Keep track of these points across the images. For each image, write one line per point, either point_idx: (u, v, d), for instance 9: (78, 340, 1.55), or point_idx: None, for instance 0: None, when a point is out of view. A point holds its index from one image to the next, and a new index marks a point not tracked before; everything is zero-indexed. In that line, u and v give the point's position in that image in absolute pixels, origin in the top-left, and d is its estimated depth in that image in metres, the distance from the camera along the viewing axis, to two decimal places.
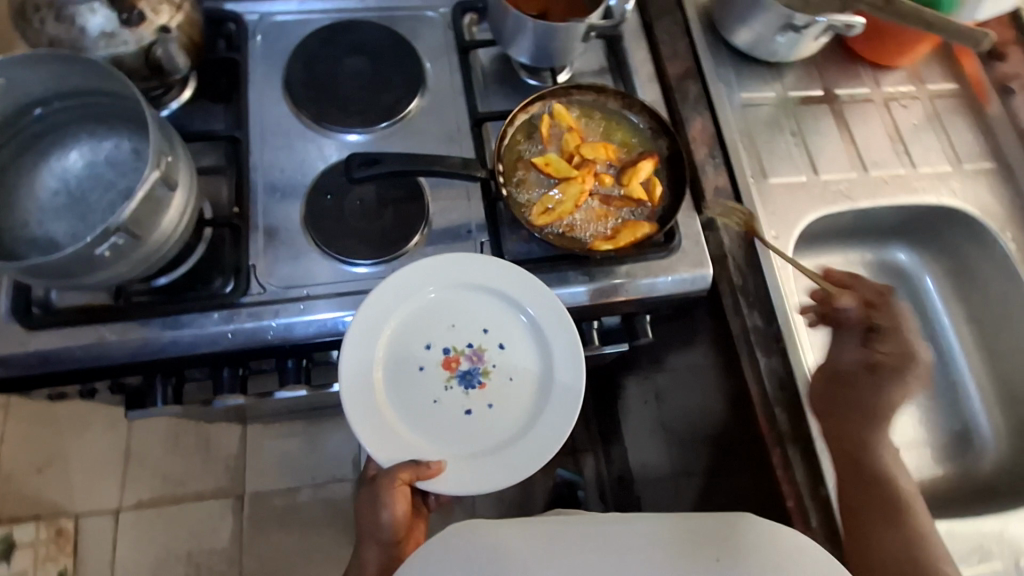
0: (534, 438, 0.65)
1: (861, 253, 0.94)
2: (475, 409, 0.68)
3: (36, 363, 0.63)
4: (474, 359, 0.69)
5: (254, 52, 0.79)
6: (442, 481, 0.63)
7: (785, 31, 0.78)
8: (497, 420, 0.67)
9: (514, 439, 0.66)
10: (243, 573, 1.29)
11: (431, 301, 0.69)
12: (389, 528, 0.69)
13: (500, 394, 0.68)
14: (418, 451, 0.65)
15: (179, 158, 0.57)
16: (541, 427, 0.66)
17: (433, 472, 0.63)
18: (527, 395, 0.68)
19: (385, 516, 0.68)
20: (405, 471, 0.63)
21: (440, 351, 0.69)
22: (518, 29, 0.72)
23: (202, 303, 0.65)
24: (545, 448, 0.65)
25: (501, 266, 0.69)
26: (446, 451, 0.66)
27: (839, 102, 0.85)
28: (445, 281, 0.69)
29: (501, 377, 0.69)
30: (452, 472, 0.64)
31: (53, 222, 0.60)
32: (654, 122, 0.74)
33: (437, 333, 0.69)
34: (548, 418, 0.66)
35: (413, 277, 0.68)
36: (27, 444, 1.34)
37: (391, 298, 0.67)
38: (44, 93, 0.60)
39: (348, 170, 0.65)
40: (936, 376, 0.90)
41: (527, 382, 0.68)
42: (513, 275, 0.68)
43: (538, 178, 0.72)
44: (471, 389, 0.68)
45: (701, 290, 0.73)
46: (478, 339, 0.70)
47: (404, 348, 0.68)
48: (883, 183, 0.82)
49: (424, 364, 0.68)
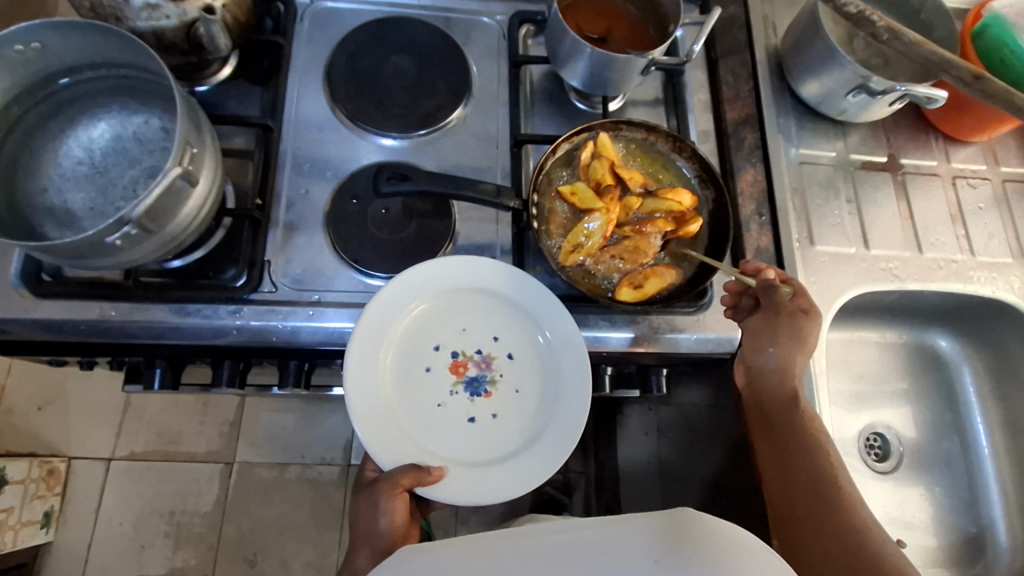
0: (540, 450, 0.62)
1: (898, 331, 0.91)
2: (479, 417, 0.64)
3: (36, 330, 0.61)
4: (483, 366, 0.66)
5: (301, 36, 0.76)
6: (444, 489, 0.60)
7: (858, 92, 0.72)
8: (501, 432, 0.64)
9: (518, 451, 0.63)
10: (222, 541, 1.29)
11: (445, 302, 0.67)
12: (385, 533, 0.67)
13: (507, 405, 0.65)
14: (419, 455, 0.62)
15: (204, 148, 0.55)
16: (548, 440, 0.62)
17: (434, 479, 0.59)
18: (534, 406, 0.65)
19: (382, 520, 0.66)
20: (405, 476, 0.59)
21: (449, 353, 0.66)
22: (574, 53, 0.68)
23: (211, 294, 0.63)
24: (549, 462, 0.61)
25: (517, 272, 0.66)
26: (446, 458, 0.62)
27: (902, 172, 0.80)
28: (461, 282, 0.67)
29: (508, 388, 0.65)
30: (454, 480, 0.61)
31: (70, 193, 0.58)
32: (703, 171, 0.70)
33: (448, 335, 0.66)
34: (553, 433, 0.63)
35: (431, 273, 0.66)
36: (30, 380, 1.34)
37: (405, 293, 0.64)
38: (79, 59, 0.58)
39: (376, 183, 0.63)
40: (955, 471, 0.87)
41: (535, 394, 0.65)
42: (531, 286, 0.66)
43: (567, 210, 0.68)
44: (477, 397, 0.65)
45: (725, 352, 0.69)
46: (490, 346, 0.67)
47: (412, 348, 0.65)
48: (935, 268, 0.78)
49: (431, 365, 0.65)
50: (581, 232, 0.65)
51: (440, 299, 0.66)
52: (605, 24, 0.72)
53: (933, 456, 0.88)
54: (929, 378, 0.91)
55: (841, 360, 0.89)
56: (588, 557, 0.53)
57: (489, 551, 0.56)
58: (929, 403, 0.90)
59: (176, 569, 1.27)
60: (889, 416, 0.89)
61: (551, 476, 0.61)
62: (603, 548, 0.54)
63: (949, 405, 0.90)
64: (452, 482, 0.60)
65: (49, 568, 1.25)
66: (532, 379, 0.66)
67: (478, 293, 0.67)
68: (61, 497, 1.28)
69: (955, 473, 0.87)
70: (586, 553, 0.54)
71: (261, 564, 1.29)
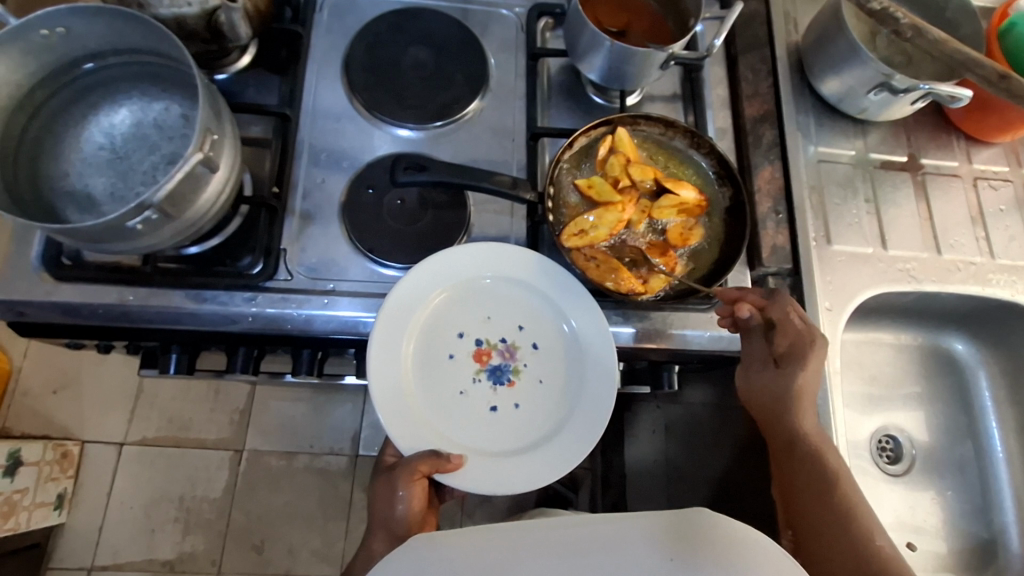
0: (562, 441, 0.62)
1: (914, 333, 0.90)
2: (501, 406, 0.65)
3: (55, 313, 0.62)
4: (506, 356, 0.66)
5: (319, 26, 0.77)
6: (463, 477, 0.60)
7: (880, 90, 0.71)
8: (522, 421, 0.64)
9: (541, 442, 0.63)
10: (230, 527, 1.31)
11: (470, 290, 0.67)
12: (402, 520, 0.67)
13: (530, 395, 0.65)
14: (439, 443, 0.62)
15: (224, 136, 0.55)
16: (571, 431, 0.63)
17: (452, 467, 0.59)
18: (558, 397, 0.65)
19: (399, 507, 0.66)
20: (424, 463, 0.59)
21: (473, 341, 0.66)
22: (592, 46, 0.68)
23: (227, 281, 0.63)
24: (571, 453, 0.62)
25: (544, 262, 0.66)
26: (466, 446, 0.62)
27: (922, 172, 0.79)
28: (487, 270, 0.67)
29: (531, 378, 0.66)
30: (474, 469, 0.61)
31: (91, 177, 0.58)
32: (720, 167, 0.70)
33: (472, 323, 0.66)
34: (577, 425, 0.63)
35: (458, 261, 0.66)
36: (46, 364, 1.36)
37: (430, 280, 0.65)
38: (101, 46, 0.59)
39: (392, 173, 0.63)
40: (968, 476, 0.86)
41: (558, 385, 0.65)
42: (558, 276, 0.66)
43: (581, 201, 0.68)
44: (500, 385, 0.65)
45: (735, 350, 0.69)
46: (514, 335, 0.67)
47: (435, 334, 0.65)
48: (953, 269, 0.77)
49: (455, 352, 0.66)
50: (593, 221, 0.65)
51: (465, 286, 0.66)
52: (624, 18, 0.72)
53: (946, 460, 0.87)
54: (944, 382, 0.91)
55: (855, 361, 0.89)
56: (599, 554, 0.54)
57: (499, 542, 0.56)
58: (943, 407, 0.90)
59: (186, 553, 1.29)
60: (902, 420, 0.88)
61: (573, 468, 0.61)
62: (613, 542, 0.55)
63: (964, 410, 0.89)
64: (473, 470, 0.61)
65: (61, 549, 1.27)
66: (556, 369, 0.66)
67: (504, 281, 0.67)
68: (74, 480, 1.30)
69: (968, 478, 0.86)
70: (597, 547, 0.54)
71: (269, 550, 1.30)
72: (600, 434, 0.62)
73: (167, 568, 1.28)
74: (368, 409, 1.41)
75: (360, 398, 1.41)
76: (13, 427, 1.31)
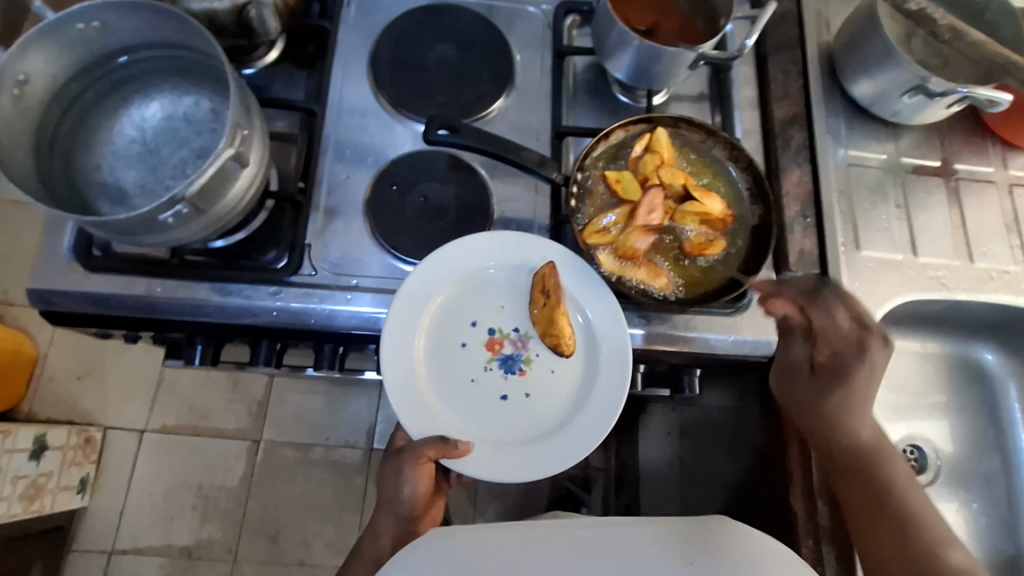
0: (574, 432, 0.62)
1: (942, 343, 0.88)
2: (512, 396, 0.64)
3: (85, 303, 0.63)
4: (518, 345, 0.66)
5: (347, 21, 0.77)
6: (470, 464, 0.60)
7: (915, 93, 0.70)
8: (533, 411, 0.64)
9: (550, 432, 0.63)
10: (247, 516, 1.33)
11: (480, 279, 0.66)
12: (408, 502, 0.68)
13: (541, 385, 0.65)
14: (449, 431, 0.62)
15: (254, 131, 0.56)
16: (582, 421, 0.62)
17: (460, 453, 0.60)
18: (569, 388, 0.64)
19: (405, 489, 0.67)
20: (432, 448, 0.60)
21: (485, 331, 0.66)
22: (620, 44, 0.67)
23: (253, 275, 0.64)
24: (581, 444, 0.61)
25: (560, 251, 0.66)
26: (477, 434, 0.62)
27: (956, 177, 0.78)
28: (499, 261, 0.66)
29: (544, 368, 0.65)
30: (483, 456, 0.61)
31: (124, 169, 0.59)
32: (754, 183, 0.69)
33: (485, 312, 0.66)
34: (587, 417, 0.62)
35: (474, 250, 0.66)
36: (71, 351, 1.39)
37: (443, 270, 0.65)
38: (135, 42, 0.59)
39: (425, 133, 0.64)
40: (999, 490, 0.84)
41: (571, 374, 0.65)
42: (573, 263, 0.65)
43: (606, 191, 0.68)
44: (511, 375, 0.65)
45: (760, 356, 0.68)
46: (526, 324, 0.66)
47: (448, 323, 0.65)
48: (987, 278, 0.76)
49: (467, 341, 0.65)
50: (616, 219, 0.65)
51: (477, 276, 0.66)
52: (652, 16, 0.71)
53: (972, 473, 0.85)
54: (972, 394, 0.88)
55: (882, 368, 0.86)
56: (613, 552, 0.55)
57: (510, 537, 0.59)
58: (969, 418, 0.88)
59: (203, 540, 1.31)
60: (928, 430, 0.86)
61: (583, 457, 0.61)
62: (623, 543, 0.56)
63: (993, 421, 0.87)
64: (481, 459, 0.61)
65: (83, 532, 1.30)
66: (568, 360, 0.65)
67: (513, 269, 0.67)
68: (97, 465, 1.33)
69: (994, 490, 0.84)
70: (608, 547, 0.56)
71: (284, 540, 1.32)
72: (611, 425, 0.62)
73: (185, 554, 1.30)
74: (383, 404, 1.41)
75: (375, 392, 1.41)
76: (39, 411, 1.34)
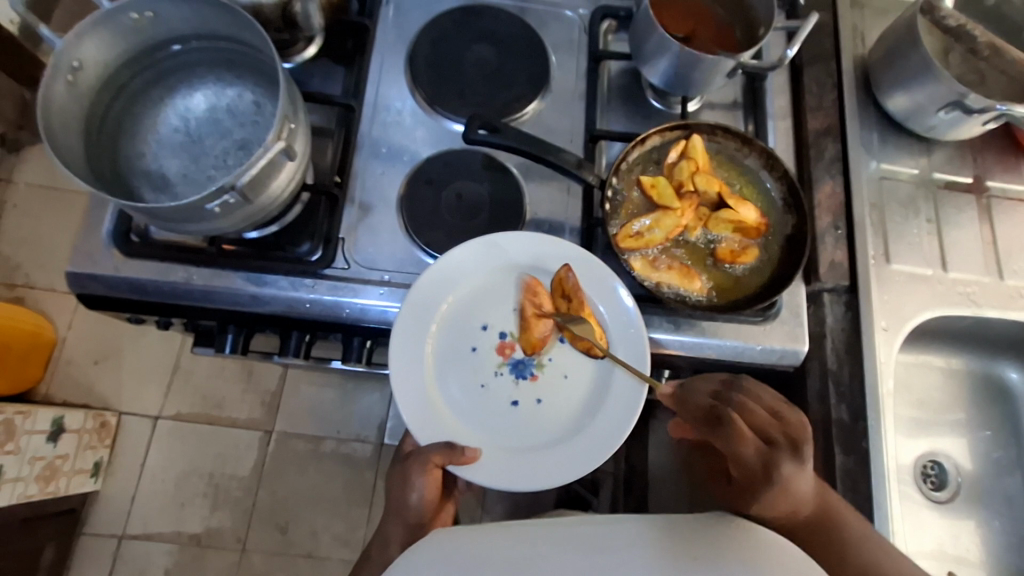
0: (587, 436, 0.62)
1: (966, 359, 0.88)
2: (523, 401, 0.64)
3: (122, 288, 0.64)
4: (530, 349, 0.66)
5: (385, 19, 0.77)
6: (478, 471, 0.60)
7: (951, 109, 0.70)
8: (545, 416, 0.64)
9: (563, 437, 0.63)
10: (257, 506, 1.33)
11: (492, 283, 0.67)
12: (417, 507, 0.67)
13: (553, 389, 0.65)
14: (459, 436, 0.62)
15: (300, 125, 0.56)
16: (595, 425, 0.63)
17: (467, 460, 0.60)
18: (581, 392, 0.65)
19: (414, 495, 0.66)
20: (439, 454, 0.60)
21: (496, 334, 0.66)
22: (660, 50, 0.67)
23: (289, 267, 0.65)
24: (594, 448, 0.62)
25: (578, 254, 0.66)
26: (487, 438, 0.62)
27: (988, 195, 0.77)
28: (513, 264, 0.67)
29: (556, 372, 0.65)
30: (492, 461, 0.61)
31: (168, 158, 0.60)
32: (788, 194, 0.69)
33: (496, 316, 0.66)
34: (600, 422, 0.63)
35: (487, 252, 0.66)
36: (90, 336, 1.40)
37: (454, 273, 0.65)
38: (184, 32, 0.60)
39: (465, 131, 0.65)
40: (1019, 509, 0.84)
41: (583, 379, 0.65)
42: (588, 268, 0.66)
43: (640, 196, 0.68)
44: (522, 379, 0.65)
45: (788, 365, 0.68)
46: None
47: (459, 327, 0.65)
48: (1017, 296, 0.75)
49: (478, 345, 0.65)
50: (650, 223, 0.65)
51: (490, 278, 0.66)
52: (691, 23, 0.71)
53: (991, 491, 0.85)
54: (993, 411, 0.88)
55: (904, 383, 0.86)
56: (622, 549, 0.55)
57: (527, 533, 0.58)
58: (989, 436, 0.87)
59: (212, 528, 1.32)
60: (948, 446, 0.86)
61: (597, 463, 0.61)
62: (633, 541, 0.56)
63: (1013, 439, 0.87)
64: (491, 464, 0.61)
65: (95, 516, 1.31)
66: (581, 364, 0.65)
67: (527, 273, 0.67)
68: (110, 449, 1.34)
69: (1014, 509, 0.84)
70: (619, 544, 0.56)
71: (293, 531, 1.33)
72: (623, 432, 0.62)
73: (194, 541, 1.31)
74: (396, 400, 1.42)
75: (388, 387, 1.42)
76: (55, 394, 1.36)
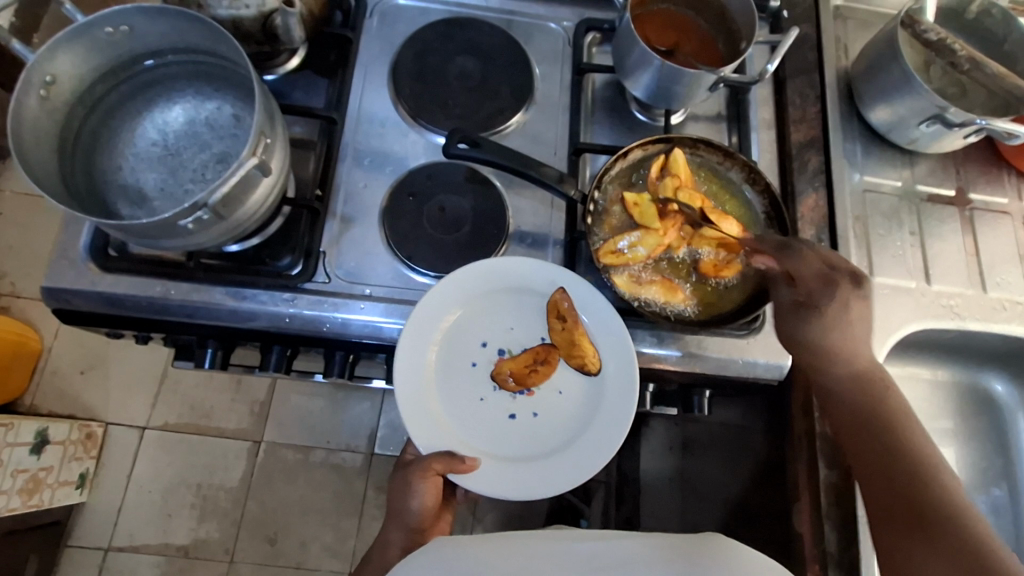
0: (581, 452, 0.62)
1: (951, 370, 0.88)
2: (520, 415, 0.64)
3: (99, 302, 0.63)
4: None
5: (369, 31, 0.77)
6: (475, 481, 0.60)
7: (933, 122, 0.70)
8: (542, 431, 0.63)
9: (558, 451, 0.62)
10: (245, 517, 1.32)
11: (491, 299, 0.66)
12: (416, 513, 0.67)
13: (549, 405, 0.64)
14: (458, 447, 0.62)
15: (276, 139, 0.56)
16: (588, 441, 0.62)
17: (466, 468, 0.60)
18: (577, 409, 0.64)
19: (414, 502, 0.66)
20: (439, 462, 0.60)
21: (495, 351, 0.65)
22: (641, 63, 0.67)
23: (269, 281, 0.64)
24: (587, 463, 0.61)
25: (567, 275, 0.66)
26: (486, 451, 0.62)
27: (971, 208, 0.78)
28: (511, 281, 0.66)
29: (552, 389, 0.65)
30: (489, 473, 0.61)
31: (144, 172, 0.59)
32: (770, 207, 0.69)
33: (495, 333, 0.66)
34: (593, 438, 0.62)
35: (487, 269, 0.66)
36: (76, 345, 1.39)
37: (456, 288, 0.65)
38: (161, 46, 0.60)
39: (445, 145, 0.65)
40: (1006, 521, 0.84)
41: (578, 396, 0.64)
42: (580, 288, 0.65)
43: (622, 213, 0.68)
44: (519, 394, 0.64)
45: (772, 378, 0.67)
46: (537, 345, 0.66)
47: (459, 342, 0.65)
48: (1001, 307, 0.76)
49: (477, 360, 0.65)
50: (632, 241, 0.65)
51: (490, 295, 0.66)
52: (673, 37, 0.71)
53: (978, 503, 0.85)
54: (978, 422, 0.88)
55: None
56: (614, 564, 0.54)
57: (514, 549, 0.58)
58: (976, 446, 0.87)
59: (200, 540, 1.31)
60: None
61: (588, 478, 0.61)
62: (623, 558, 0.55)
63: (999, 450, 0.87)
64: (489, 476, 0.61)
65: (81, 528, 1.29)
66: (574, 381, 0.65)
67: (524, 290, 0.67)
68: (96, 460, 1.32)
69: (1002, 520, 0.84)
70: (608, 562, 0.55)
71: (282, 542, 1.31)
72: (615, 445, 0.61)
73: (182, 553, 1.30)
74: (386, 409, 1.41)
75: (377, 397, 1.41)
76: (41, 404, 1.34)
